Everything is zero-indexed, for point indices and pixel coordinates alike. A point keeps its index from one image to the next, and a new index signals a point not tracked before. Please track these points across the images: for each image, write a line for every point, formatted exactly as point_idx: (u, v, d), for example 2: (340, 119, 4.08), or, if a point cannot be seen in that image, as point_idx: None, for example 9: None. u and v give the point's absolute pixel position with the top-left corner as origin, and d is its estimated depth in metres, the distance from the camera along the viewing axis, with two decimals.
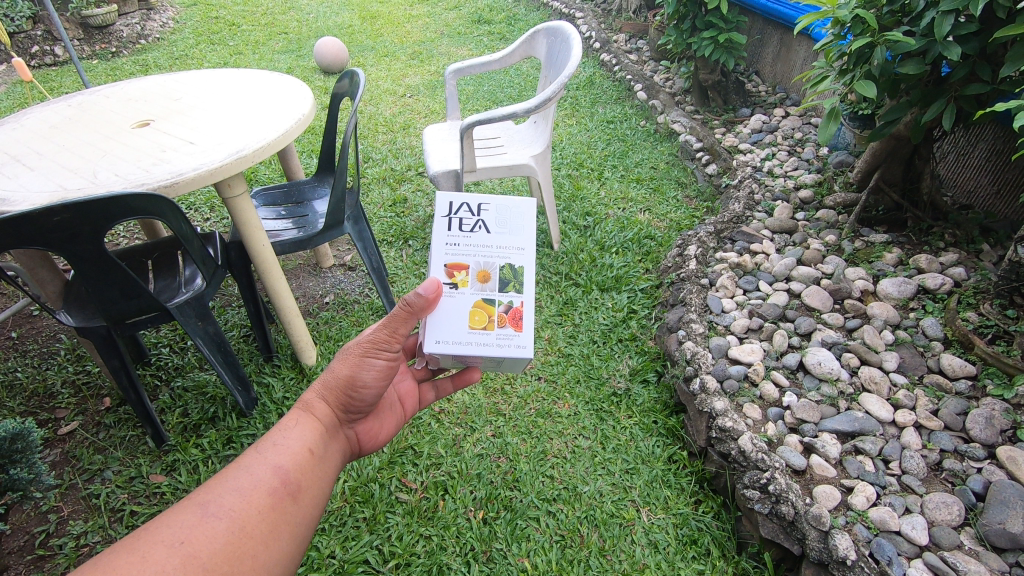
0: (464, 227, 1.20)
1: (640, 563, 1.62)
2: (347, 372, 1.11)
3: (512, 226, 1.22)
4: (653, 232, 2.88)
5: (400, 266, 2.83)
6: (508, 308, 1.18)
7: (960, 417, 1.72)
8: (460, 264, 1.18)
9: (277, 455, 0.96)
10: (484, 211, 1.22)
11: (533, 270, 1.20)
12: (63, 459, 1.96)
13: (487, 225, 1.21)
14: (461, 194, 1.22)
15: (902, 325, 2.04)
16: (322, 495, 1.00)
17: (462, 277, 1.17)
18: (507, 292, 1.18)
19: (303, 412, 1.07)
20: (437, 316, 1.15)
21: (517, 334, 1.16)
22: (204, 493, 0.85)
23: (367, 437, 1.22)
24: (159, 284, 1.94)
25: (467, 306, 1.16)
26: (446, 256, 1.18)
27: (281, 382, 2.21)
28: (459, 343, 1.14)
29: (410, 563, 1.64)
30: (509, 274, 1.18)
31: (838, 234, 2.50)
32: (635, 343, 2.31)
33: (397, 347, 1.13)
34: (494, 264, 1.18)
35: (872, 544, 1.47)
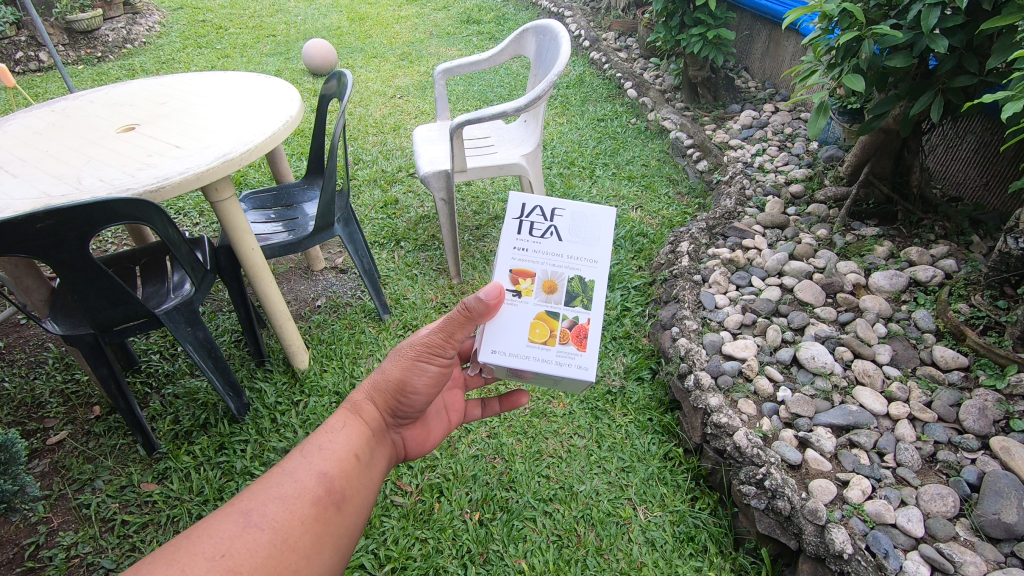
0: (535, 232, 1.19)
1: (637, 562, 1.62)
2: (398, 375, 1.10)
3: (586, 236, 1.19)
4: (645, 229, 2.88)
5: (392, 268, 2.82)
6: (572, 324, 1.16)
7: (953, 409, 1.72)
8: (526, 271, 1.17)
9: (323, 461, 0.95)
10: (558, 216, 1.20)
11: (604, 285, 1.17)
12: (52, 470, 1.93)
13: (560, 232, 1.19)
14: (536, 197, 1.21)
15: (894, 318, 2.04)
16: (365, 503, 0.98)
17: (527, 285, 1.16)
18: (574, 307, 1.16)
19: (350, 415, 1.06)
20: (497, 327, 1.14)
21: (579, 354, 1.14)
22: (246, 500, 0.83)
23: (413, 442, 1.22)
24: (146, 290, 1.92)
25: (530, 317, 1.15)
26: (513, 260, 1.17)
27: (273, 387, 2.19)
28: (517, 355, 1.13)
29: (406, 567, 1.63)
30: (578, 287, 1.17)
31: (829, 228, 2.50)
32: (628, 341, 2.30)
33: (451, 352, 1.11)
34: (562, 274, 1.17)
35: (868, 538, 1.47)
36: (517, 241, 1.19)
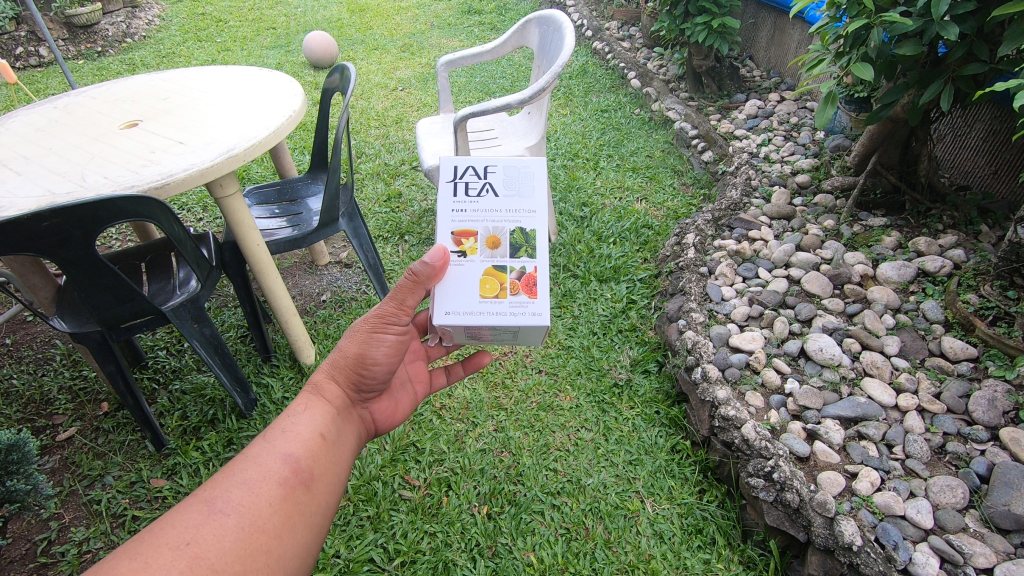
0: (472, 191, 1.20)
1: (646, 554, 1.62)
2: (356, 349, 1.10)
3: (521, 187, 1.21)
4: (650, 221, 2.87)
5: (397, 262, 2.81)
6: (521, 274, 1.16)
7: (962, 400, 1.71)
8: (468, 231, 1.17)
9: (288, 443, 0.95)
10: (491, 173, 1.21)
11: (546, 232, 1.18)
12: (62, 466, 1.94)
13: (495, 188, 1.21)
14: (467, 158, 1.22)
15: (903, 309, 2.03)
16: (336, 482, 0.99)
17: (470, 244, 1.17)
18: (517, 256, 1.17)
19: (312, 396, 1.06)
20: (446, 287, 1.14)
21: (532, 302, 1.15)
22: (210, 488, 0.83)
23: (383, 416, 1.22)
24: (152, 287, 1.92)
25: (477, 275, 1.15)
26: (453, 223, 1.17)
27: (280, 382, 2.20)
28: (470, 312, 1.13)
29: (415, 560, 1.64)
30: (520, 238, 1.17)
31: (836, 218, 2.49)
32: (634, 333, 2.30)
33: (406, 319, 1.12)
34: (503, 228, 1.17)
35: (878, 530, 1.47)
36: (454, 202, 1.19)
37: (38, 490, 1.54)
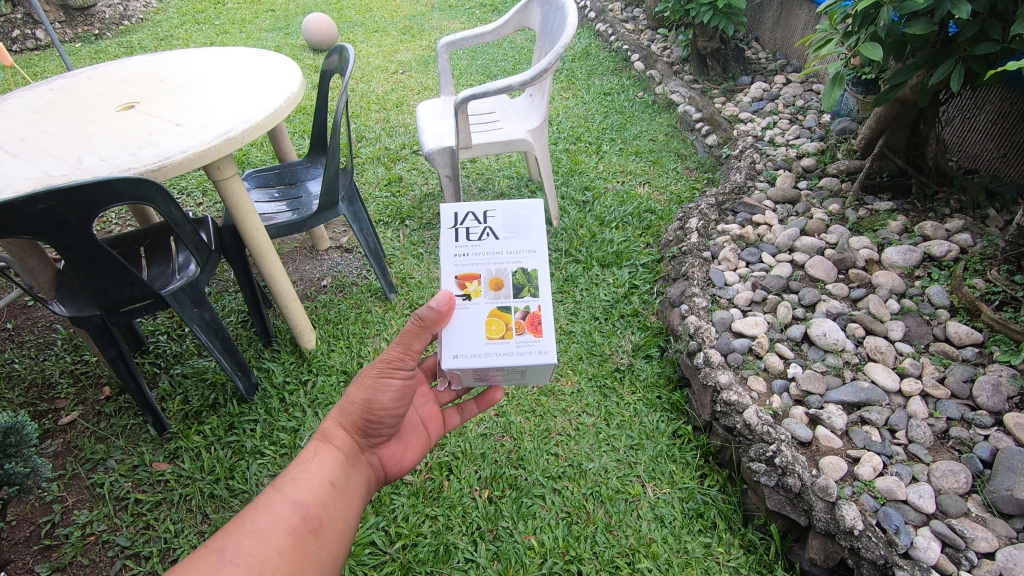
0: (473, 236, 1.19)
1: (646, 538, 1.63)
2: (363, 396, 1.09)
3: (521, 228, 1.20)
4: (653, 206, 2.84)
5: (397, 247, 2.79)
6: (525, 314, 1.15)
7: (967, 385, 1.70)
8: (471, 275, 1.16)
9: (297, 491, 0.97)
10: (491, 217, 1.20)
11: (547, 272, 1.17)
12: (65, 450, 1.95)
13: (496, 231, 1.19)
14: (466, 204, 1.21)
15: (908, 294, 2.01)
16: (345, 528, 1.00)
17: (474, 287, 1.15)
18: (522, 298, 1.15)
19: (321, 443, 1.07)
20: (452, 331, 1.13)
21: (538, 340, 1.13)
22: (221, 538, 0.85)
23: (392, 460, 1.21)
24: (152, 271, 1.91)
25: (482, 317, 1.14)
26: (456, 268, 1.16)
27: (281, 367, 2.19)
28: (478, 355, 1.12)
29: (417, 543, 1.64)
30: (523, 278, 1.16)
31: (841, 202, 2.46)
32: (636, 318, 2.29)
33: (412, 364, 1.10)
34: (506, 269, 1.16)
35: (879, 514, 1.47)
36: (456, 249, 1.17)
37: (38, 473, 1.54)
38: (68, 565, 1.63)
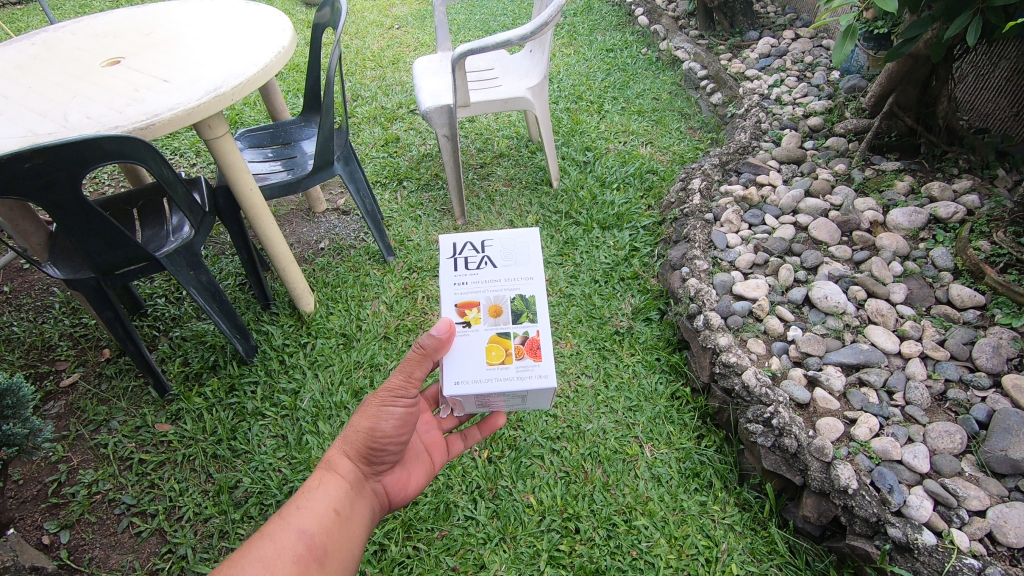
0: (471, 265, 1.21)
1: (643, 497, 1.65)
2: (366, 425, 1.09)
3: (517, 257, 1.22)
4: (656, 166, 2.79)
5: (395, 209, 2.75)
6: (525, 339, 1.15)
7: (967, 347, 1.69)
8: (470, 302, 1.17)
9: (302, 519, 0.97)
10: (489, 247, 1.23)
11: (544, 297, 1.18)
12: (68, 411, 1.96)
13: (493, 260, 1.22)
14: (464, 235, 1.25)
15: (911, 257, 1.98)
16: (348, 557, 1.01)
17: (474, 314, 1.16)
18: (520, 323, 1.16)
19: (325, 471, 1.07)
20: (452, 358, 1.13)
21: (537, 364, 1.13)
22: (228, 566, 0.86)
23: (396, 488, 1.21)
24: (146, 234, 1.89)
25: (482, 343, 1.14)
26: (456, 295, 1.17)
27: (280, 330, 2.19)
28: (479, 380, 1.11)
29: (417, 501, 1.67)
30: (521, 305, 1.17)
31: (848, 162, 2.40)
32: (637, 281, 2.27)
33: (414, 392, 1.10)
34: (504, 296, 1.17)
35: (874, 474, 1.48)
36: (456, 279, 1.19)
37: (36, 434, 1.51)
38: (76, 522, 1.66)
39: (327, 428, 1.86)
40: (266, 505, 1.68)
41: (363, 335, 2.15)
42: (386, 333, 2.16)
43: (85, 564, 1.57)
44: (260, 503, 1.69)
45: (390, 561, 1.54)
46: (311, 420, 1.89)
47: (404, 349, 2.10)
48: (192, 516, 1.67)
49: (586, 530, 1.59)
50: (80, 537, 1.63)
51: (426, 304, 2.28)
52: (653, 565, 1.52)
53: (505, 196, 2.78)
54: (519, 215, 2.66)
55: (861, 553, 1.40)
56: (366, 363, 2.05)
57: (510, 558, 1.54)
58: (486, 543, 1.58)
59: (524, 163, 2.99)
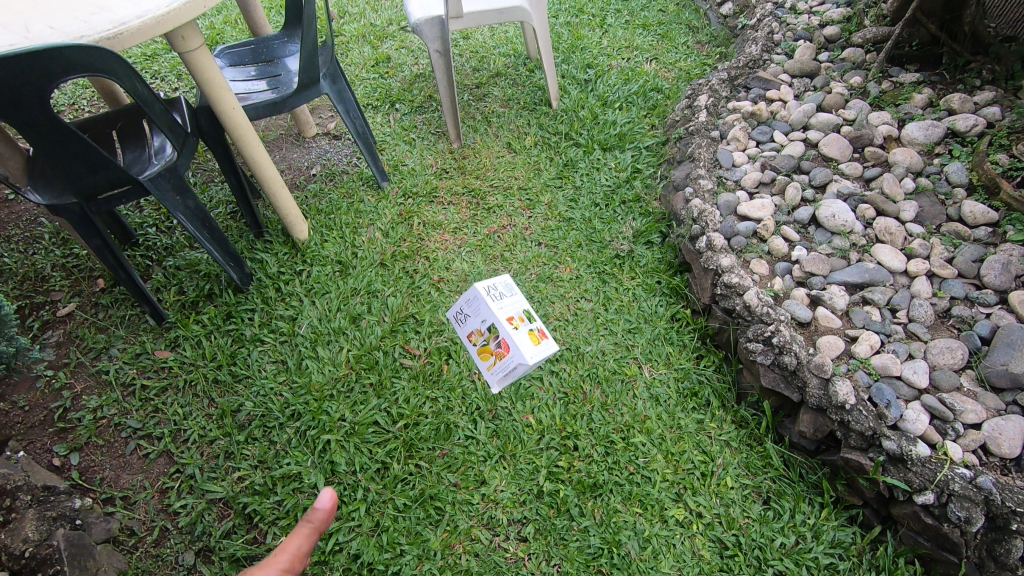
0: (496, 291, 1.75)
1: (641, 415, 1.67)
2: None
3: (515, 289, 1.83)
4: (660, 84, 2.67)
5: (388, 132, 2.64)
6: (541, 329, 1.76)
7: (975, 265, 1.65)
8: (512, 315, 1.71)
9: None
10: (501, 286, 1.80)
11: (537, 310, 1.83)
12: (67, 340, 1.95)
13: (505, 288, 1.79)
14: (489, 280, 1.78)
15: (925, 173, 1.90)
16: None
17: (518, 323, 1.70)
18: (531, 320, 1.75)
19: None
20: (521, 343, 1.64)
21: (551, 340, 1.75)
22: None
23: None
24: (128, 156, 1.82)
25: (529, 334, 1.69)
26: (503, 313, 1.70)
27: (274, 258, 2.14)
28: (540, 355, 1.67)
29: (418, 422, 1.68)
30: (531, 315, 1.77)
31: (864, 75, 2.27)
32: (638, 204, 2.22)
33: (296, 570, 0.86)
34: (525, 310, 1.76)
35: (871, 390, 1.49)
36: (494, 310, 1.70)
37: (22, 351, 1.67)
38: (85, 445, 1.69)
39: (326, 353, 1.84)
40: (269, 427, 1.69)
41: (359, 262, 2.11)
42: (383, 260, 2.11)
43: (97, 484, 1.61)
44: (264, 425, 1.69)
45: (393, 478, 1.57)
46: (310, 345, 1.87)
47: (400, 275, 2.07)
48: (198, 437, 1.69)
49: (585, 447, 1.62)
50: (90, 459, 1.66)
51: (423, 230, 2.23)
52: (651, 478, 1.55)
53: (503, 117, 2.66)
54: (517, 137, 2.56)
55: (855, 465, 1.44)
56: (363, 290, 2.02)
57: (511, 474, 1.58)
58: (486, 461, 1.61)
59: (523, 82, 2.85)
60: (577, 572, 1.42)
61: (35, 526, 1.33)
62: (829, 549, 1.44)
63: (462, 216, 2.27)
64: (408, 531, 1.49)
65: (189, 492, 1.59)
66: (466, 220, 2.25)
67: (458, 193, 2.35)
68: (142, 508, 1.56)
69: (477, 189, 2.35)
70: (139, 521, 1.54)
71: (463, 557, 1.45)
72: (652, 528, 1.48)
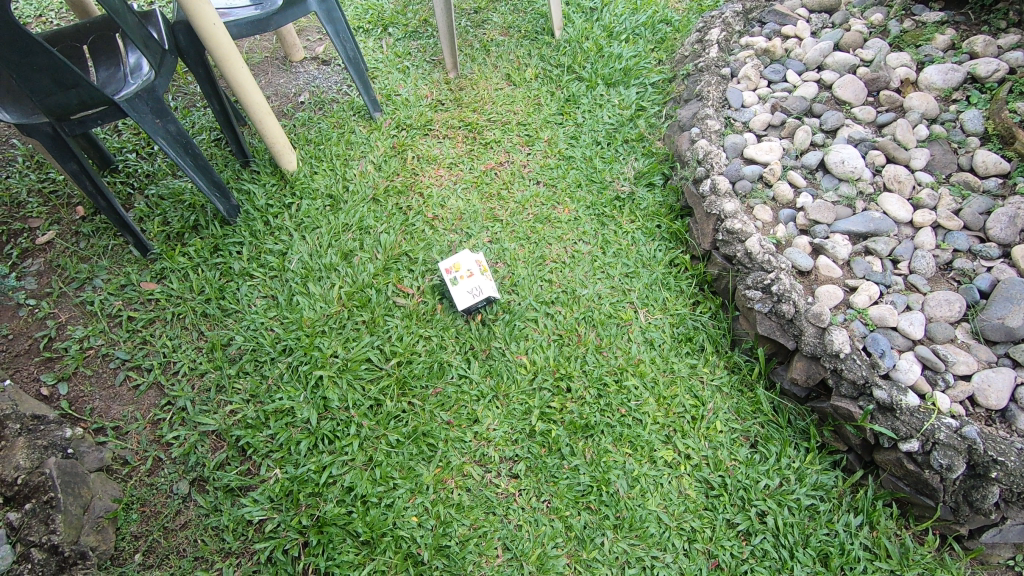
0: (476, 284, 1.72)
1: (635, 358, 1.67)
2: None
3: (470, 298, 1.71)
4: (670, 15, 2.56)
5: (380, 59, 2.48)
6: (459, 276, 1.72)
7: (982, 217, 1.63)
8: (464, 265, 1.72)
9: None
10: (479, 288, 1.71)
11: (457, 295, 1.70)
12: (48, 269, 1.88)
13: (469, 287, 1.71)
14: (482, 291, 1.71)
15: (939, 119, 1.83)
16: None
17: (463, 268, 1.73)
18: (454, 279, 1.71)
19: None
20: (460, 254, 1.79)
21: (452, 274, 1.72)
22: None
23: None
24: (101, 75, 1.72)
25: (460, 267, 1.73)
26: (476, 264, 1.74)
27: (262, 189, 2.05)
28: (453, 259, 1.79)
29: (411, 360, 1.67)
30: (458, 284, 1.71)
31: (885, 12, 2.16)
32: (641, 144, 2.15)
33: None
34: (460, 273, 1.72)
35: (867, 340, 1.50)
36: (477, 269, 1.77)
37: None
38: (73, 375, 1.66)
39: (317, 289, 1.80)
40: (261, 362, 1.67)
41: (350, 196, 2.03)
42: (375, 195, 2.04)
43: (87, 413, 1.59)
44: (255, 359, 1.67)
45: (386, 415, 1.57)
46: (301, 281, 1.83)
47: (393, 212, 2.00)
48: (188, 370, 1.67)
49: (578, 389, 1.62)
50: (79, 389, 1.64)
51: (416, 164, 2.14)
52: (641, 421, 1.57)
53: (502, 46, 2.51)
54: (517, 68, 2.43)
55: (844, 413, 1.46)
56: (355, 226, 1.96)
57: (504, 414, 1.59)
58: (479, 400, 1.61)
59: (524, 8, 2.68)
60: (566, 508, 1.45)
61: (26, 454, 1.37)
62: (812, 492, 1.48)
63: (458, 151, 2.18)
64: (401, 466, 1.50)
65: (181, 424, 1.59)
66: (462, 155, 2.16)
67: (454, 127, 2.25)
68: (135, 439, 1.56)
69: (474, 123, 2.24)
70: (132, 451, 1.53)
71: (455, 491, 1.48)
72: (641, 468, 1.51)
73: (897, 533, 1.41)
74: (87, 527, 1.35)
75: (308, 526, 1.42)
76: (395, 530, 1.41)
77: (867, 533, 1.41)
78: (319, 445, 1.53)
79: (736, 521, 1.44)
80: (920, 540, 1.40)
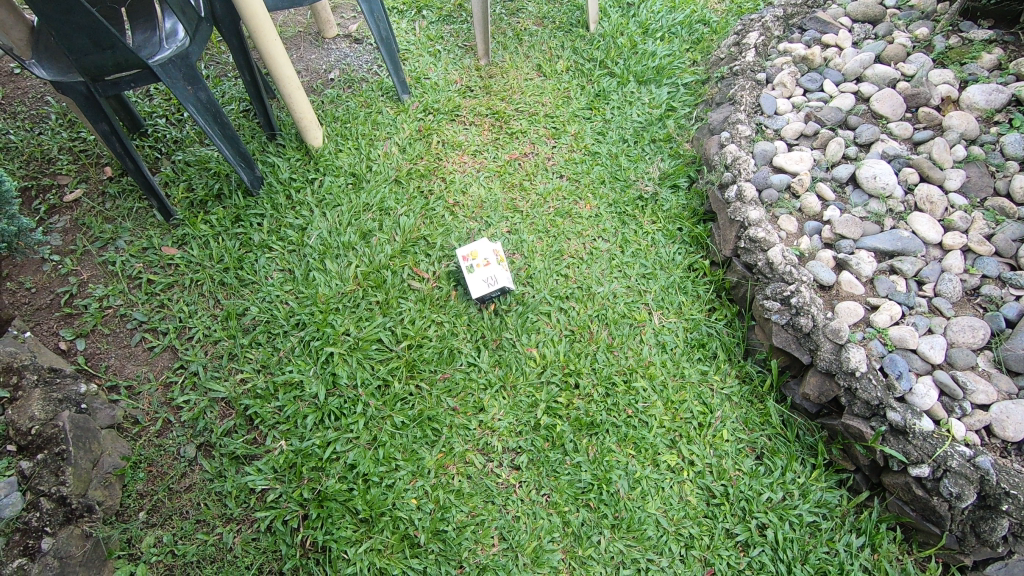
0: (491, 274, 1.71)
1: (646, 360, 1.66)
2: None
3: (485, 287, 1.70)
4: (708, 16, 2.51)
5: (412, 41, 2.47)
6: (475, 264, 1.71)
7: (1015, 244, 1.59)
8: (481, 253, 1.72)
9: None
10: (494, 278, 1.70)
11: (473, 283, 1.69)
12: (74, 226, 1.91)
13: (485, 277, 1.70)
14: (495, 281, 1.70)
15: (979, 141, 1.78)
16: None
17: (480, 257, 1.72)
18: (470, 267, 1.71)
19: None
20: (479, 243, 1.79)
21: (469, 261, 1.71)
22: None
23: None
24: (137, 38, 1.72)
25: (477, 255, 1.72)
26: (493, 254, 1.73)
27: (286, 163, 2.06)
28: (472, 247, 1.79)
29: (422, 344, 1.67)
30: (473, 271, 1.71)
31: (931, 26, 2.10)
32: (669, 145, 2.12)
33: None
34: (477, 260, 1.71)
35: (884, 360, 1.47)
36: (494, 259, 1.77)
37: (24, 232, 1.67)
38: (91, 333, 1.69)
39: (334, 266, 1.81)
40: (274, 334, 1.69)
41: (373, 176, 2.04)
42: (397, 177, 2.04)
43: (102, 371, 1.62)
44: (268, 331, 1.69)
45: (393, 397, 1.58)
46: (319, 257, 1.84)
47: (415, 195, 2.00)
48: (202, 337, 1.69)
49: (586, 386, 1.62)
50: (96, 346, 1.67)
51: (441, 149, 2.14)
52: (647, 423, 1.56)
53: (535, 36, 2.49)
54: (549, 59, 2.41)
55: (855, 432, 1.44)
56: (375, 207, 1.96)
57: (510, 404, 1.59)
58: (487, 389, 1.61)
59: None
60: (565, 504, 1.45)
61: (41, 405, 1.39)
62: (814, 508, 1.46)
63: (484, 138, 2.17)
64: (404, 448, 1.51)
65: (191, 389, 1.61)
66: (487, 143, 2.16)
67: (481, 114, 2.24)
68: (146, 400, 1.58)
69: (501, 112, 2.23)
70: (143, 411, 1.56)
71: (455, 478, 1.48)
72: (643, 470, 1.50)
73: (899, 557, 1.39)
74: (96, 481, 1.38)
75: (309, 499, 1.43)
76: (394, 510, 1.42)
77: (868, 555, 1.39)
78: (325, 421, 1.54)
79: (735, 531, 1.43)
80: (922, 567, 1.37)
